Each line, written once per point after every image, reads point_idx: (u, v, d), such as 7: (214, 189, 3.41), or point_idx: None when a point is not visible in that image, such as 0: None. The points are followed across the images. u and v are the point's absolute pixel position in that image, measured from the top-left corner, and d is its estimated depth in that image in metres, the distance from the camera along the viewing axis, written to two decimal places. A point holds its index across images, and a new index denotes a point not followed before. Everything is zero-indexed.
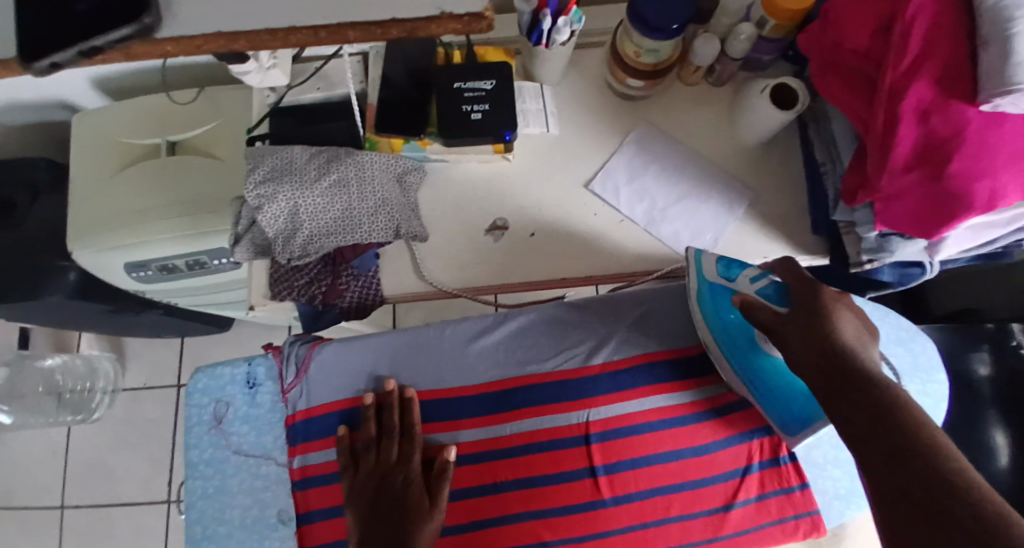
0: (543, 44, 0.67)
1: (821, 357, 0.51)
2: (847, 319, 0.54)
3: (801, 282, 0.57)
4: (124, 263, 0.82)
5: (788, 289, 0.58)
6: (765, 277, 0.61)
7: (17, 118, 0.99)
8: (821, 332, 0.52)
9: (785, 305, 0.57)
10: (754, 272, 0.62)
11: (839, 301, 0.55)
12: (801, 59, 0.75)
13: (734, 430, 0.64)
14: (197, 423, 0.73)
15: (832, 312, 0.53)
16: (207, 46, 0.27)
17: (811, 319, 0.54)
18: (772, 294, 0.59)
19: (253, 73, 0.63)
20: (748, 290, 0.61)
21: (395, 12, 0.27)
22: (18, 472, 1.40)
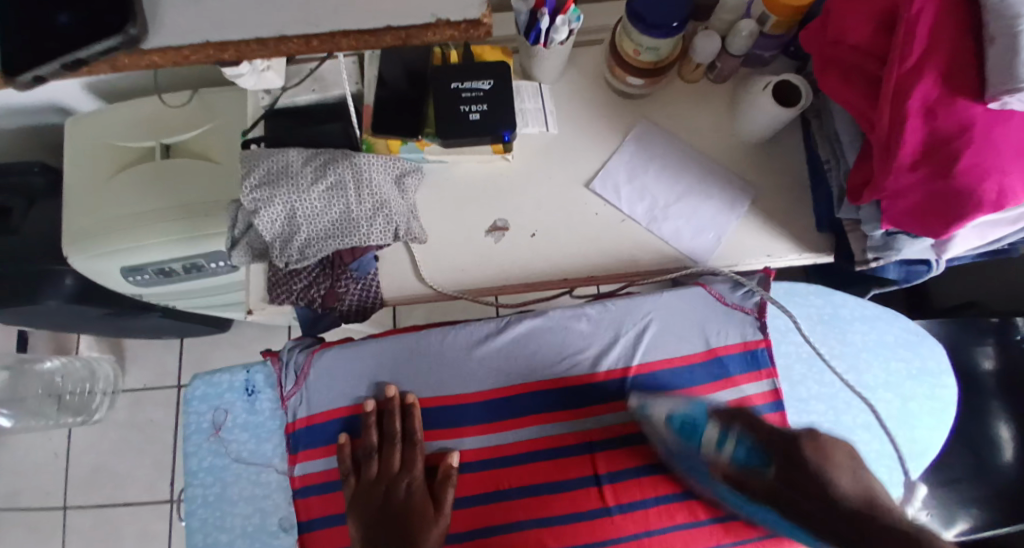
0: (541, 43, 0.66)
1: (829, 520, 0.53)
2: (845, 474, 0.55)
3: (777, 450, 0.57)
4: (120, 268, 0.82)
5: (762, 451, 0.58)
6: (726, 439, 0.60)
7: (10, 122, 0.98)
8: (822, 498, 0.54)
9: (763, 468, 0.58)
10: (715, 435, 0.60)
11: (818, 448, 0.57)
12: (802, 54, 0.74)
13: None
14: (196, 431, 0.73)
15: (826, 471, 0.55)
16: (195, 55, 0.27)
17: (806, 484, 0.55)
18: (741, 458, 0.59)
19: (248, 75, 0.63)
20: (720, 458, 0.59)
21: (388, 19, 0.26)
22: (20, 475, 1.40)
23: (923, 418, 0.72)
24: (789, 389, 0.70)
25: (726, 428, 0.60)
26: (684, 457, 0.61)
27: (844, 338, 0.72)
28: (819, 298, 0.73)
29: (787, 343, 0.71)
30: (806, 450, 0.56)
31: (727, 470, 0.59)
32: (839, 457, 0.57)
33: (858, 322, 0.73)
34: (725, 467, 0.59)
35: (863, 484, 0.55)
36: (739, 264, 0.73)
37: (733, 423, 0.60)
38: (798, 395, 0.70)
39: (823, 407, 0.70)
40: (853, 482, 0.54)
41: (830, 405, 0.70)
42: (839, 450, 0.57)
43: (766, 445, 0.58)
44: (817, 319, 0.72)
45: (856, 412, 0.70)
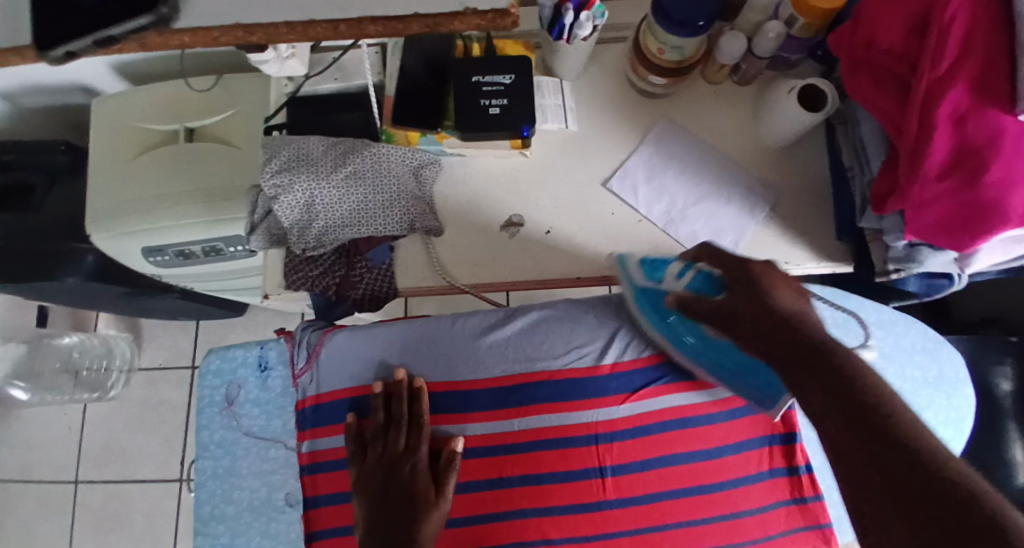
0: (564, 38, 0.65)
1: (766, 325, 0.48)
2: (782, 286, 0.51)
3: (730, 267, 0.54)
4: (140, 248, 0.83)
5: (716, 274, 0.55)
6: (688, 268, 0.58)
7: (39, 100, 1.00)
8: (762, 306, 0.49)
9: (718, 291, 0.55)
10: (678, 266, 0.59)
11: (771, 269, 0.52)
12: (830, 60, 0.73)
13: (746, 435, 0.63)
14: (209, 404, 0.74)
15: (766, 286, 0.50)
16: (223, 37, 0.27)
17: (748, 296, 0.50)
18: (696, 284, 0.56)
19: (272, 62, 0.64)
20: (677, 286, 0.58)
21: (417, 7, 0.26)
22: (35, 448, 1.44)
23: (943, 428, 0.71)
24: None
25: (687, 260, 0.59)
26: (643, 290, 0.63)
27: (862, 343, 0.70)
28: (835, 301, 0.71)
29: None
30: (755, 269, 0.52)
31: (680, 293, 0.55)
32: (782, 284, 0.51)
33: (875, 327, 0.71)
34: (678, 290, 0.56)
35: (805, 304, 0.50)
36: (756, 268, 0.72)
37: (696, 253, 0.59)
38: None
39: None
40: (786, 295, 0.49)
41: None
42: (784, 278, 0.51)
43: (720, 271, 0.54)
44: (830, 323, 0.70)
45: None
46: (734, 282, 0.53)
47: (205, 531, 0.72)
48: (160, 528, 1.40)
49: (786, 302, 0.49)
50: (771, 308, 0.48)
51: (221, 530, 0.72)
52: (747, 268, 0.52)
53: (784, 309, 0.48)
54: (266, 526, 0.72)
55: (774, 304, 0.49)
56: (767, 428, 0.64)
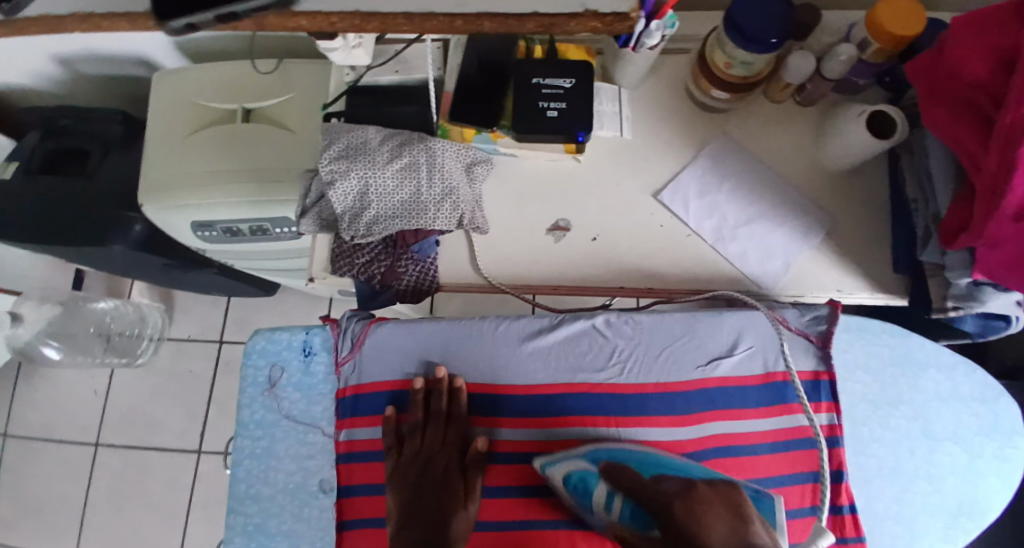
0: (630, 46, 0.65)
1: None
2: (711, 517, 0.44)
3: (654, 503, 0.48)
4: (190, 222, 0.85)
5: (638, 505, 0.50)
6: (613, 498, 0.52)
7: (100, 68, 1.03)
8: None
9: (648, 522, 0.49)
10: (603, 494, 0.53)
11: (693, 497, 0.46)
12: (899, 86, 0.71)
13: (791, 469, 0.62)
14: (252, 384, 0.75)
15: (692, 538, 0.43)
16: (339, 22, 0.28)
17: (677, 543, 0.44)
18: (627, 517, 0.50)
19: (339, 50, 0.65)
20: (612, 523, 0.52)
21: (535, 5, 0.27)
22: (62, 407, 1.48)
23: (990, 478, 0.69)
24: (852, 428, 0.68)
25: (610, 485, 0.53)
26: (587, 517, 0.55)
27: (915, 381, 0.69)
28: (892, 337, 0.70)
29: (853, 381, 0.69)
30: (676, 510, 0.45)
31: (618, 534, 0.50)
32: (710, 515, 0.44)
33: (933, 368, 0.70)
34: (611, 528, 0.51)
35: (744, 531, 0.43)
36: (805, 296, 0.71)
37: (613, 478, 0.53)
38: (860, 435, 0.68)
39: (885, 452, 0.68)
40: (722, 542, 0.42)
41: (893, 450, 0.68)
42: (716, 500, 0.45)
43: (647, 508, 0.49)
44: (888, 359, 0.70)
45: (919, 461, 0.68)
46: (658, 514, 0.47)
47: (237, 507, 0.73)
48: (177, 498, 1.43)
49: (721, 541, 0.42)
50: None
51: (254, 510, 0.73)
52: (666, 505, 0.47)
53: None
54: (298, 509, 0.73)
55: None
56: (811, 463, 0.62)
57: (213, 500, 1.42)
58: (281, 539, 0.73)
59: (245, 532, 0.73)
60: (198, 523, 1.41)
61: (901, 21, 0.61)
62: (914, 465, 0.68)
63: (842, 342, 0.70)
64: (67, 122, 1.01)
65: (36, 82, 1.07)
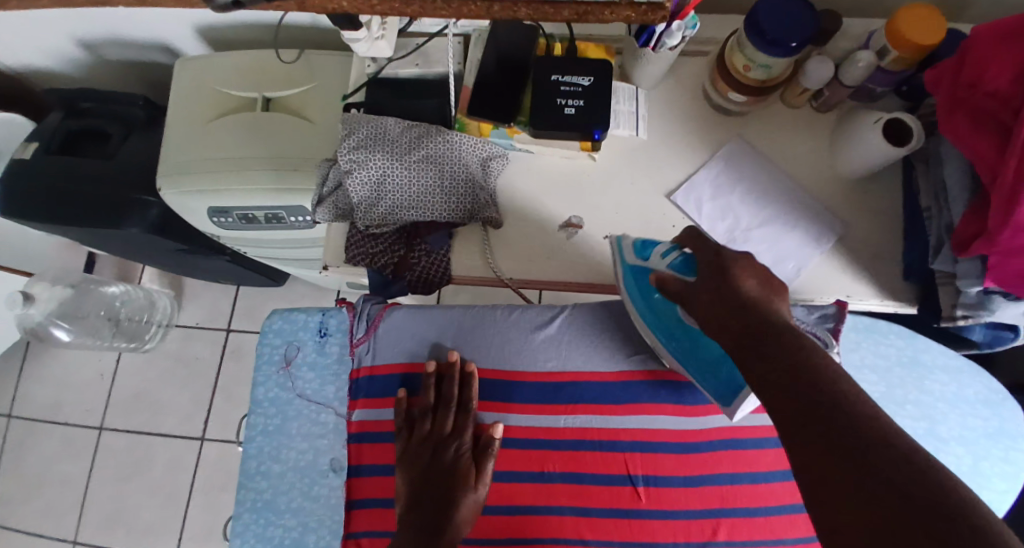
0: (651, 46, 0.66)
1: (727, 311, 0.52)
2: (750, 276, 0.54)
3: (707, 252, 0.57)
4: (207, 207, 0.86)
5: (696, 259, 0.59)
6: (672, 250, 0.61)
7: (125, 54, 1.04)
8: (724, 293, 0.53)
9: (693, 274, 0.59)
10: (664, 247, 0.62)
11: (746, 261, 0.55)
12: (917, 94, 0.72)
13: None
14: (267, 362, 0.75)
15: (735, 273, 0.54)
16: (377, 5, 0.29)
17: (715, 279, 0.55)
18: (679, 266, 0.60)
19: (363, 41, 0.67)
20: (660, 267, 0.61)
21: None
22: (68, 389, 1.50)
23: (995, 481, 0.69)
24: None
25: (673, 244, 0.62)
26: (631, 271, 0.63)
27: (921, 384, 0.70)
28: (902, 339, 0.71)
29: (859, 380, 0.69)
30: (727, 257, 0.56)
31: (662, 275, 0.60)
32: (754, 271, 0.54)
33: (939, 372, 0.70)
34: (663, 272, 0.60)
35: (772, 294, 0.53)
36: (815, 299, 0.71)
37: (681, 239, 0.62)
38: None
39: None
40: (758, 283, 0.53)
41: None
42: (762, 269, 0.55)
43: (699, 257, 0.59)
44: (895, 360, 0.70)
45: None
46: (705, 263, 0.57)
47: (247, 483, 0.73)
48: (178, 484, 1.43)
49: (751, 288, 0.52)
50: (737, 294, 0.52)
51: (264, 486, 0.73)
52: (720, 254, 0.56)
53: (746, 296, 0.52)
54: (307, 486, 0.73)
55: (735, 289, 0.53)
56: None
57: (214, 485, 1.43)
58: (289, 516, 0.73)
59: (254, 508, 0.73)
60: (199, 508, 1.41)
61: (921, 30, 0.61)
62: None
63: (849, 341, 0.71)
64: (89, 104, 1.02)
65: (60, 65, 1.09)
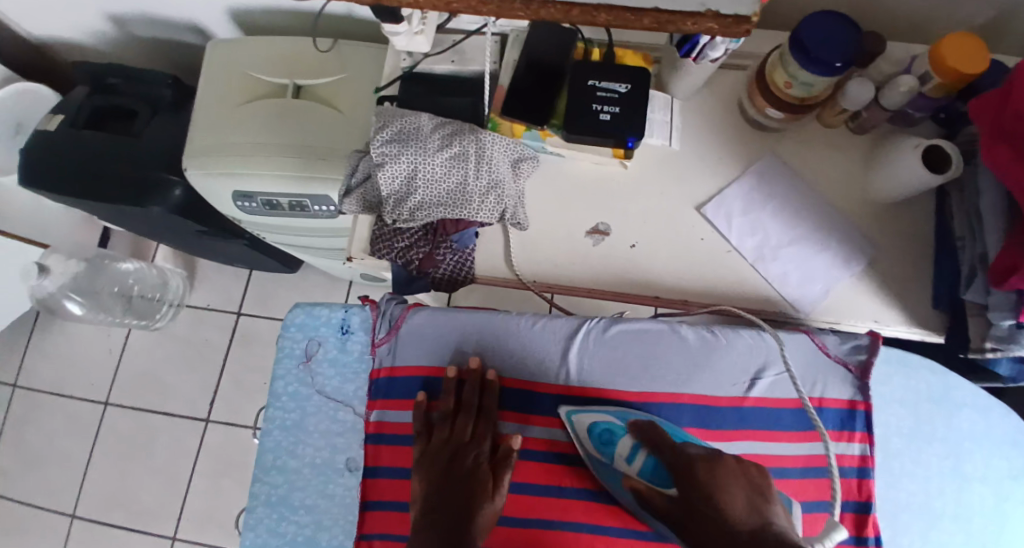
0: (692, 57, 0.65)
1: (720, 545, 0.45)
2: (734, 493, 0.48)
3: (677, 465, 0.53)
4: (232, 192, 0.86)
5: (665, 466, 0.55)
6: (636, 451, 0.58)
7: (153, 31, 1.04)
8: (716, 530, 0.46)
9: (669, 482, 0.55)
10: (626, 448, 0.59)
11: (718, 472, 0.50)
12: (954, 122, 0.71)
13: (820, 493, 0.63)
14: (288, 356, 0.77)
15: (716, 495, 0.48)
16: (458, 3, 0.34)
17: (693, 508, 0.49)
18: (648, 471, 0.57)
19: (403, 34, 0.66)
20: (630, 472, 0.58)
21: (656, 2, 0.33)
22: (76, 362, 1.51)
23: (1016, 522, 0.68)
24: (884, 461, 0.68)
25: (635, 437, 0.59)
26: (605, 468, 0.61)
27: (950, 419, 0.69)
28: (932, 374, 0.70)
29: (889, 413, 0.69)
30: (701, 473, 0.50)
31: (635, 483, 0.55)
32: (734, 484, 0.49)
33: (969, 409, 0.70)
34: (631, 481, 0.58)
35: (763, 510, 0.47)
36: (842, 323, 0.71)
37: (641, 434, 0.58)
38: (890, 469, 0.68)
39: (915, 488, 0.68)
40: (742, 503, 0.47)
41: (923, 486, 0.68)
42: (737, 474, 0.50)
43: (668, 463, 0.55)
44: (925, 396, 0.69)
45: (948, 500, 0.68)
46: (678, 473, 0.53)
47: (263, 478, 0.76)
48: (181, 464, 1.44)
49: (741, 513, 0.46)
50: (727, 526, 0.46)
51: (280, 481, 0.76)
52: (693, 470, 0.51)
53: (737, 525, 0.45)
54: (323, 485, 0.76)
55: (727, 521, 0.46)
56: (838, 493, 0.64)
57: (216, 471, 1.43)
58: (303, 513, 0.75)
59: (268, 503, 0.75)
60: (199, 492, 1.42)
61: (965, 59, 0.60)
62: (942, 504, 0.68)
63: (880, 374, 0.70)
64: (116, 80, 1.02)
65: (88, 38, 1.09)
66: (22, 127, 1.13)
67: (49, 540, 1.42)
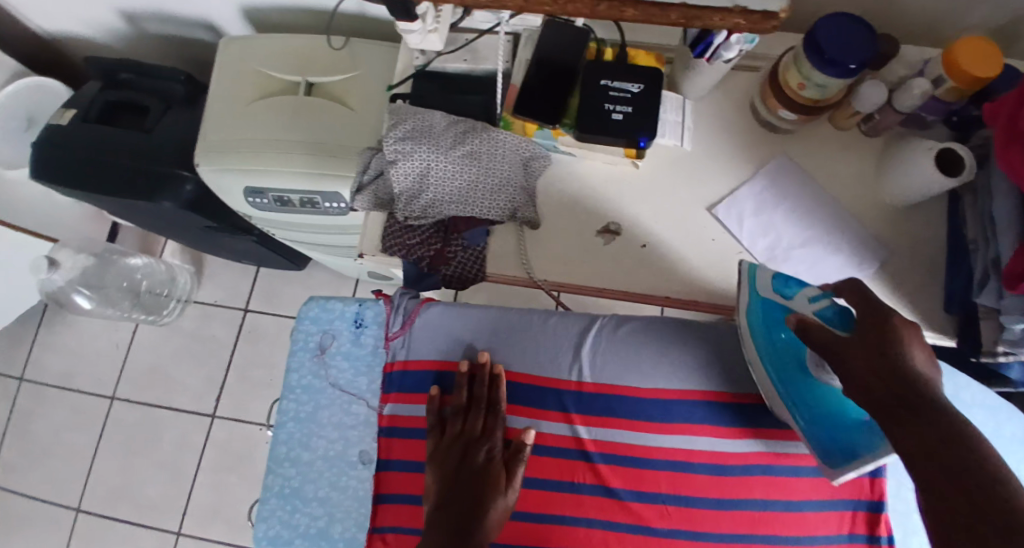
0: (705, 58, 0.65)
1: (881, 377, 0.45)
2: (916, 348, 0.46)
3: (871, 309, 0.49)
4: (244, 187, 0.86)
5: (853, 313, 0.51)
6: (826, 298, 0.55)
7: (166, 28, 1.05)
8: (885, 363, 0.45)
9: (845, 330, 0.51)
10: (817, 293, 0.57)
11: (914, 328, 0.47)
12: (966, 126, 0.71)
13: (832, 492, 0.61)
14: (302, 348, 0.78)
15: (901, 342, 0.46)
16: None
17: (873, 341, 0.47)
18: (829, 315, 0.53)
19: (416, 33, 0.67)
20: (807, 310, 0.56)
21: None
22: (83, 357, 1.52)
23: None
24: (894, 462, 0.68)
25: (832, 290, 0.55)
26: (764, 302, 0.60)
27: (962, 421, 0.69)
28: (943, 376, 0.69)
29: None
30: (897, 322, 0.47)
31: (806, 318, 0.53)
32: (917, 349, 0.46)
33: (978, 409, 0.69)
34: (807, 315, 0.54)
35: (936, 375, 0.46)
36: None
37: (841, 286, 0.54)
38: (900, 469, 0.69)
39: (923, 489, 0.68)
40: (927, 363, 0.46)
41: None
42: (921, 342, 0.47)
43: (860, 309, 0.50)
44: None
45: None
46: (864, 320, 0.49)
47: (276, 470, 0.76)
48: (187, 459, 1.44)
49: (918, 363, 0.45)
50: (900, 366, 0.45)
51: (292, 474, 0.76)
52: (888, 319, 0.48)
53: (909, 372, 0.44)
54: (335, 477, 0.76)
55: (903, 366, 0.45)
56: (853, 492, 0.61)
57: (221, 466, 1.43)
58: (315, 506, 0.76)
59: (281, 494, 0.76)
60: (204, 486, 1.42)
61: (980, 62, 0.60)
62: None
63: None
64: (128, 76, 1.03)
65: (101, 34, 1.10)
66: (33, 121, 1.15)
67: (54, 533, 1.43)
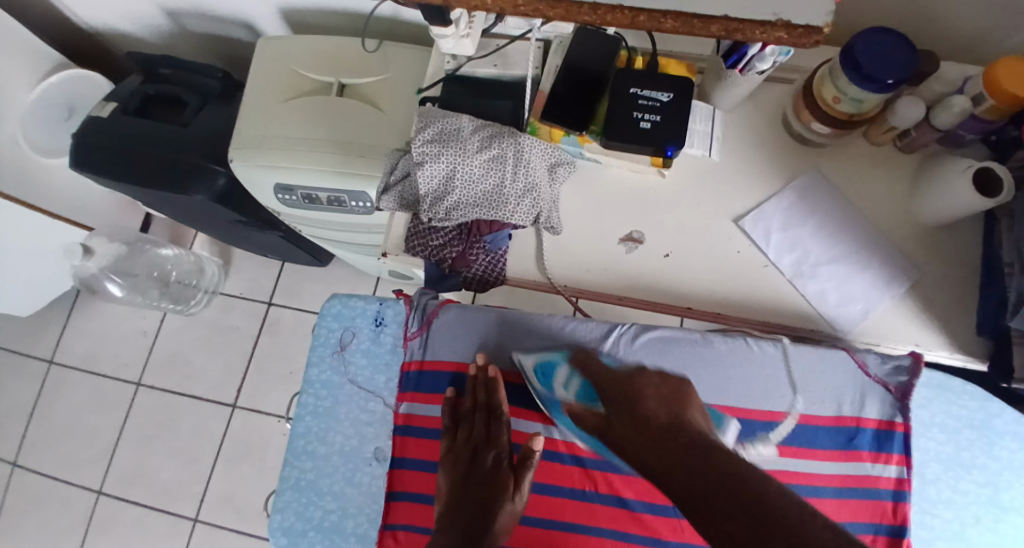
0: (738, 68, 0.65)
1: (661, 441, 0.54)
2: (651, 398, 0.59)
3: (609, 385, 0.62)
4: (274, 184, 0.88)
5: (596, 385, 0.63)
6: (571, 378, 0.64)
7: (206, 26, 1.08)
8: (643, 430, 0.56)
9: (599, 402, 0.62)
10: (564, 375, 0.64)
11: (635, 374, 0.62)
12: (1005, 146, 0.69)
13: (848, 516, 0.64)
14: (323, 344, 0.79)
15: (640, 404, 0.59)
16: (522, 6, 0.34)
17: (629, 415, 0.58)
18: (583, 394, 0.63)
19: (449, 38, 0.67)
20: (570, 398, 0.64)
21: (725, 10, 0.33)
22: (111, 342, 1.56)
23: None
24: (918, 486, 0.67)
25: (572, 368, 0.64)
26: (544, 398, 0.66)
27: (990, 448, 0.67)
28: (974, 401, 0.68)
29: (926, 439, 0.68)
30: (625, 377, 0.62)
31: (572, 408, 0.63)
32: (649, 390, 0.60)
33: (1011, 438, 0.68)
34: (571, 406, 0.64)
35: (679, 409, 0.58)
36: (882, 345, 0.69)
37: (576, 363, 0.64)
38: (926, 496, 0.67)
39: (950, 516, 0.67)
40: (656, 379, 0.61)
41: (959, 514, 0.67)
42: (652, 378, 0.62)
43: (600, 385, 0.62)
44: (965, 423, 0.68)
45: (984, 531, 0.67)
46: (613, 398, 0.61)
47: (292, 462, 0.77)
48: (204, 448, 1.47)
49: (656, 408, 0.57)
50: (649, 425, 0.56)
51: (308, 467, 0.77)
52: (619, 379, 0.62)
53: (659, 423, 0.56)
54: (350, 472, 0.77)
55: (653, 423, 0.56)
56: (874, 515, 0.64)
57: (236, 456, 1.46)
58: (329, 500, 0.77)
59: (296, 487, 0.77)
60: (219, 475, 1.45)
61: (1021, 81, 0.58)
62: (977, 532, 0.67)
63: (919, 397, 0.69)
64: (168, 71, 1.06)
65: (144, 30, 1.14)
66: (74, 111, 1.19)
67: (74, 513, 1.47)
